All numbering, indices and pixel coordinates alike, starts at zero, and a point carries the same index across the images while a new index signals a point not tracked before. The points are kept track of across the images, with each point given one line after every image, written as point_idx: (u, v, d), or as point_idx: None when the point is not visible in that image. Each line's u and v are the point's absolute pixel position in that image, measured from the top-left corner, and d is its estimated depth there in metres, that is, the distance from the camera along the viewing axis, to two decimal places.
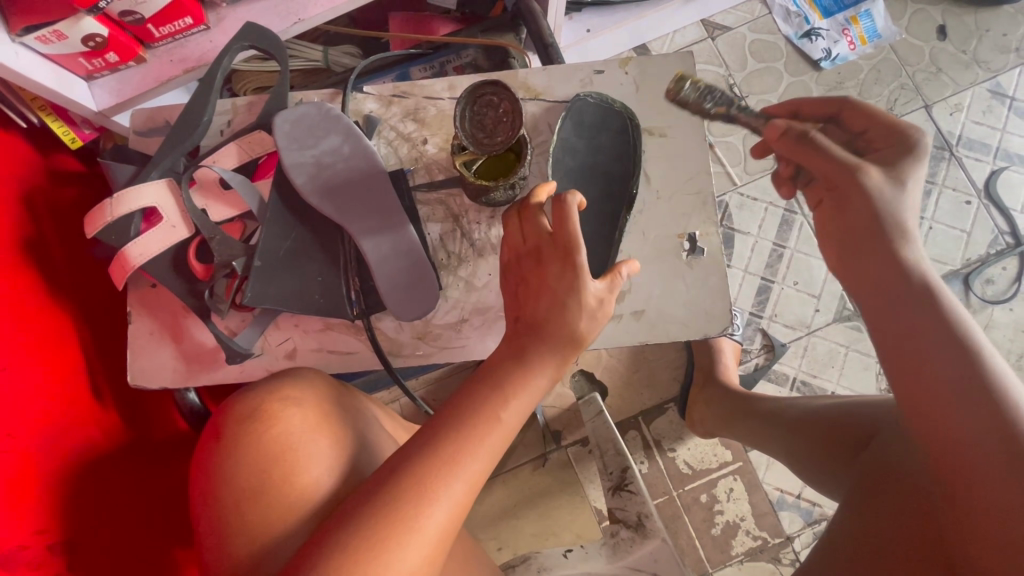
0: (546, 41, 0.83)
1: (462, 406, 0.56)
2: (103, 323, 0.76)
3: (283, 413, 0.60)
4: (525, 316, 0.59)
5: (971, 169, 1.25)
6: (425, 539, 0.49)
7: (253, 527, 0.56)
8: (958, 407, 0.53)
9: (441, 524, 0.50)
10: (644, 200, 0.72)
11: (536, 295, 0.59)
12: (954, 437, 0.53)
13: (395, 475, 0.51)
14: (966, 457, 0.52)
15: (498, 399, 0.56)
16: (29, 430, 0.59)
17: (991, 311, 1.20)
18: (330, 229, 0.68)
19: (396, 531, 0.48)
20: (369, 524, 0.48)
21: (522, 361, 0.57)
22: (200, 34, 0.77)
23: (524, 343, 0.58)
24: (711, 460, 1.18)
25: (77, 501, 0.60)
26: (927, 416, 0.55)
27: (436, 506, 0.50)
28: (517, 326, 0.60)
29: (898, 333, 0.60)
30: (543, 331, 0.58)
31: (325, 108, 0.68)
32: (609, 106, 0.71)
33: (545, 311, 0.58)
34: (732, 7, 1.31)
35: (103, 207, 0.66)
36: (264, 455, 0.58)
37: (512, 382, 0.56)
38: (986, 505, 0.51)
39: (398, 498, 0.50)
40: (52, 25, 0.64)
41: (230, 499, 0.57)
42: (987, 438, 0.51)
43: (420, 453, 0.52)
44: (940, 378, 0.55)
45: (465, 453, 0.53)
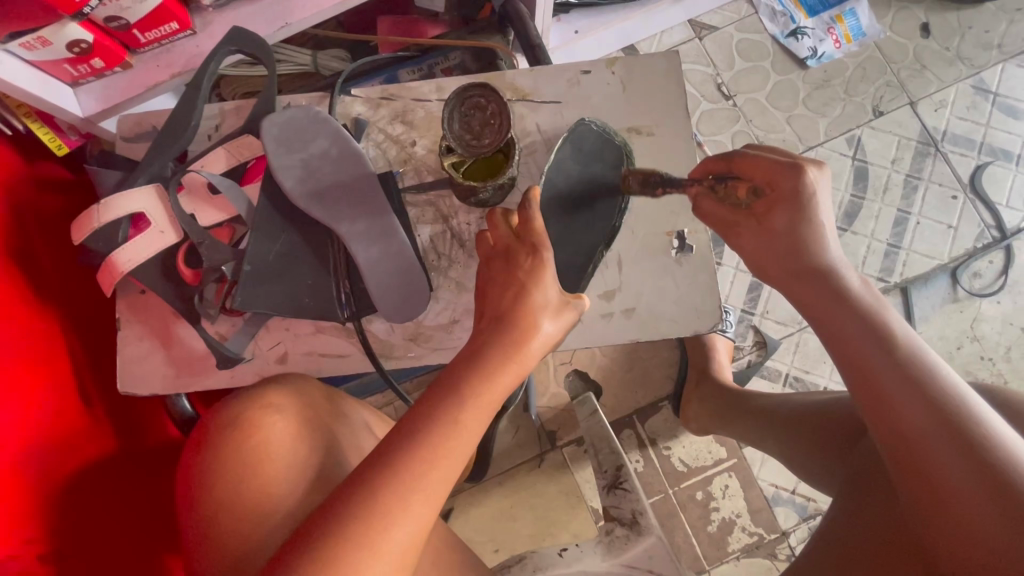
0: (534, 42, 0.83)
1: (424, 418, 0.54)
2: (91, 332, 0.75)
3: (264, 421, 0.61)
4: (489, 311, 0.60)
5: (957, 165, 1.26)
6: (386, 558, 0.49)
7: (232, 537, 0.56)
8: (903, 401, 0.53)
9: (403, 544, 0.50)
10: (633, 199, 0.72)
11: (503, 290, 0.60)
12: (905, 431, 0.52)
13: (366, 480, 0.51)
14: (920, 449, 0.51)
15: (464, 409, 0.55)
16: (15, 439, 0.58)
17: (979, 304, 1.22)
18: (319, 231, 0.68)
19: (356, 552, 0.48)
20: (327, 541, 0.48)
21: (488, 369, 0.56)
22: (187, 39, 0.77)
23: (484, 351, 0.57)
24: (706, 457, 1.19)
25: (68, 509, 0.60)
26: (874, 408, 0.55)
27: (398, 527, 0.50)
28: (482, 322, 0.60)
29: (834, 332, 0.60)
30: (508, 327, 0.58)
31: (312, 111, 0.67)
32: (609, 137, 0.71)
33: (509, 304, 0.59)
34: (719, 7, 1.32)
35: (89, 213, 0.65)
36: (244, 464, 0.58)
37: (479, 393, 0.56)
38: (949, 494, 0.49)
39: (360, 516, 0.49)
40: (36, 31, 0.64)
41: (207, 509, 0.58)
42: (935, 423, 0.51)
43: (383, 468, 0.51)
44: (882, 373, 0.55)
45: (433, 468, 0.52)
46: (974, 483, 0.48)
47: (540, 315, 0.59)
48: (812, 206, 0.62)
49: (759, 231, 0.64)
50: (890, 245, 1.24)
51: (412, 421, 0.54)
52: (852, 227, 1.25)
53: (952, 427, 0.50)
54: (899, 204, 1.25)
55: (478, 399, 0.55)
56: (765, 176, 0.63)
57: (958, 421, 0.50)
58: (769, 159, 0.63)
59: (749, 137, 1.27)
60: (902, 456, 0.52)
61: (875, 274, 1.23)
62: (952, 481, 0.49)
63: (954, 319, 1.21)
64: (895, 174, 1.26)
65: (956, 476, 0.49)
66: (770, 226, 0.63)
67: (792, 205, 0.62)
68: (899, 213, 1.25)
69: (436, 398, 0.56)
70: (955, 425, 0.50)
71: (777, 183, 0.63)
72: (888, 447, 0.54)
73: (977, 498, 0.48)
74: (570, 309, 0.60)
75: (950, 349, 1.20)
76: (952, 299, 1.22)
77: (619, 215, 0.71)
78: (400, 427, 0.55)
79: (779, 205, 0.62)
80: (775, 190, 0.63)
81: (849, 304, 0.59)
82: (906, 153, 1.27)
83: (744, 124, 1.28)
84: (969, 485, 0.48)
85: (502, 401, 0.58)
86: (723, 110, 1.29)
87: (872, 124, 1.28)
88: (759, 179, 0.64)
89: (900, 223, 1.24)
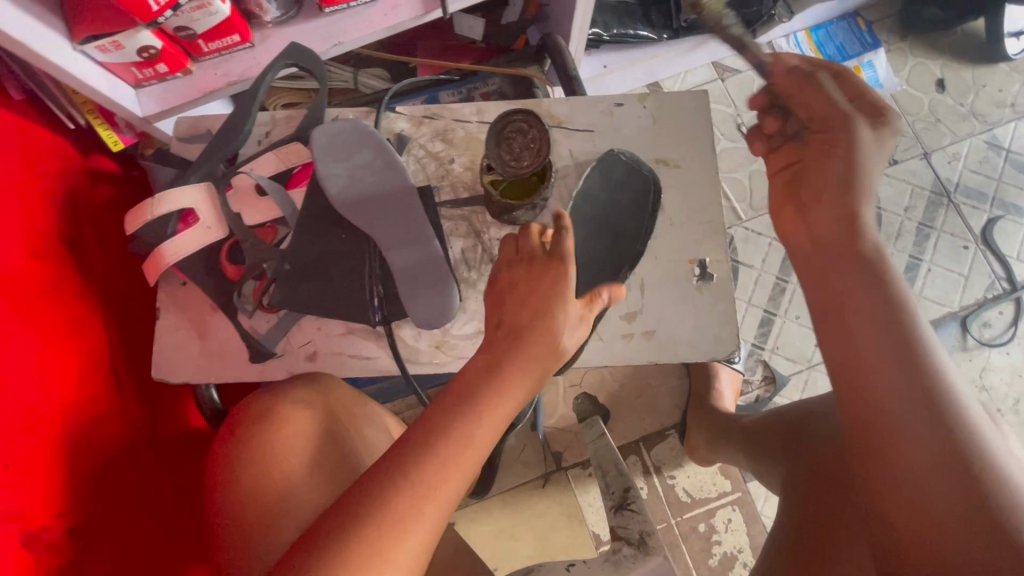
0: (571, 74, 0.86)
1: (441, 423, 0.56)
2: (126, 319, 0.78)
3: (293, 415, 0.63)
4: (507, 321, 0.62)
5: (968, 217, 1.30)
6: (402, 558, 0.50)
7: (251, 527, 0.57)
8: (874, 347, 0.51)
9: (420, 544, 0.51)
10: (658, 227, 0.75)
11: (523, 302, 0.62)
12: (867, 381, 0.50)
13: (387, 481, 0.52)
14: (876, 402, 0.49)
15: (480, 415, 0.56)
16: (56, 416, 0.61)
17: (988, 354, 1.23)
18: (357, 237, 0.71)
19: (376, 551, 0.49)
20: (343, 537, 0.49)
21: (504, 377, 0.58)
22: (245, 51, 0.82)
23: (504, 362, 0.60)
24: (710, 489, 1.19)
25: (101, 487, 0.63)
26: (842, 354, 0.53)
27: (416, 527, 0.51)
28: (499, 330, 0.63)
29: (827, 282, 0.57)
30: (526, 337, 0.60)
31: (359, 125, 0.72)
32: (638, 169, 0.75)
33: (529, 314, 0.61)
34: (742, 52, 1.38)
35: (144, 206, 0.69)
36: (271, 456, 0.60)
37: (495, 399, 0.58)
38: (901, 456, 0.47)
39: (380, 514, 0.50)
40: (112, 36, 0.69)
41: (236, 507, 0.59)
42: (904, 378, 0.49)
43: (400, 470, 0.53)
44: (857, 318, 0.53)
45: (450, 473, 0.53)
46: (931, 447, 0.46)
47: (558, 330, 0.61)
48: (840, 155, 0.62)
49: (805, 163, 0.63)
50: None
51: (432, 427, 0.56)
52: None
53: (921, 387, 0.48)
54: (911, 250, 1.28)
55: (495, 410, 0.57)
56: (822, 113, 0.63)
57: (936, 407, 0.47)
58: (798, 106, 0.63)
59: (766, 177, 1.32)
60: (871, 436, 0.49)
61: None
62: (920, 467, 0.46)
63: (963, 367, 1.23)
64: (908, 221, 1.29)
65: (921, 459, 0.46)
66: (816, 161, 0.62)
67: (841, 143, 0.61)
68: (911, 259, 1.27)
69: (454, 405, 0.57)
70: (923, 383, 0.48)
71: (828, 121, 0.62)
72: (847, 399, 0.52)
73: (942, 486, 0.45)
74: (582, 325, 0.63)
75: None
76: (961, 347, 1.23)
77: (644, 240, 0.74)
78: (417, 432, 0.56)
79: (828, 144, 0.61)
80: (827, 130, 0.62)
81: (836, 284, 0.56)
82: (918, 202, 1.30)
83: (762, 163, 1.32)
84: (925, 454, 0.46)
85: (516, 409, 0.60)
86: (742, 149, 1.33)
87: (886, 172, 1.32)
88: (811, 114, 0.64)
89: (911, 269, 1.27)
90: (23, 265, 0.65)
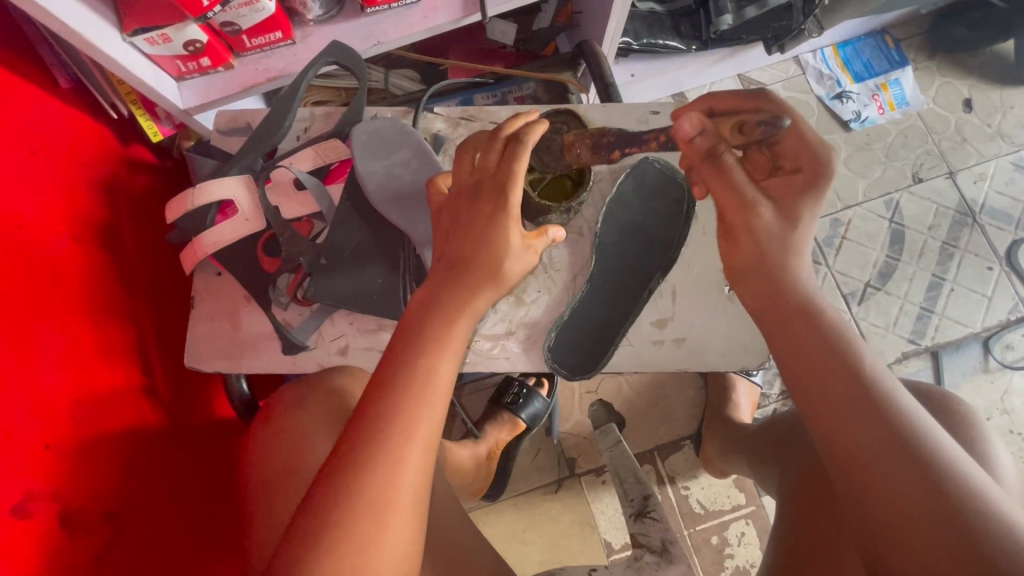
0: (607, 81, 0.87)
1: (397, 371, 0.52)
2: (160, 307, 0.78)
3: (309, 399, 0.66)
4: (447, 254, 0.57)
5: (993, 237, 1.29)
6: (398, 509, 0.48)
7: (283, 510, 0.60)
8: (822, 364, 0.53)
9: (411, 492, 0.49)
10: (690, 236, 0.75)
11: (465, 234, 0.56)
12: (824, 394, 0.52)
13: (354, 441, 0.49)
14: (838, 411, 0.51)
15: (438, 358, 0.53)
16: (93, 399, 0.62)
17: (1010, 377, 1.22)
18: (393, 234, 0.72)
19: (365, 510, 0.47)
20: (327, 505, 0.47)
21: (457, 315, 0.54)
22: (286, 48, 0.84)
23: (439, 299, 0.55)
24: (724, 502, 1.18)
25: (135, 469, 0.63)
26: (797, 372, 0.55)
27: (403, 475, 0.49)
28: (439, 266, 0.57)
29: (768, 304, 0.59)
30: (466, 269, 0.55)
31: (399, 124, 0.73)
32: (673, 176, 0.75)
33: (466, 248, 0.56)
34: (768, 65, 1.38)
35: (185, 195, 0.70)
36: (293, 440, 0.64)
37: (445, 340, 0.54)
38: (863, 461, 0.49)
39: (356, 473, 0.48)
40: (161, 28, 0.70)
41: (264, 484, 0.63)
42: (854, 388, 0.51)
43: (372, 423, 0.50)
44: (804, 334, 0.56)
45: (420, 417, 0.50)
46: (890, 451, 0.48)
47: (502, 261, 0.55)
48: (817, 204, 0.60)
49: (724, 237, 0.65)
50: (923, 309, 1.25)
51: (389, 378, 0.52)
52: (885, 286, 1.27)
53: (865, 393, 0.50)
54: (934, 269, 1.27)
55: (452, 350, 0.54)
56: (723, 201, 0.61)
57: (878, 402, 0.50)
58: (726, 182, 0.59)
59: None
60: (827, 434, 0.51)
61: (906, 335, 1.24)
62: (878, 465, 0.48)
63: (984, 389, 1.21)
64: (931, 240, 1.29)
65: (878, 455, 0.48)
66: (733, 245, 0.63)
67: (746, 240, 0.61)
68: (933, 278, 1.27)
69: (408, 352, 0.53)
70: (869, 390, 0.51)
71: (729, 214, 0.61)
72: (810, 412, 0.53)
73: (901, 481, 0.47)
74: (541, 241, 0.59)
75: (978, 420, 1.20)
76: (983, 369, 1.22)
77: (676, 248, 0.74)
78: (373, 384, 0.52)
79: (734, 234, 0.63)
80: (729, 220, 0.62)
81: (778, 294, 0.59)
82: (942, 221, 1.29)
83: None
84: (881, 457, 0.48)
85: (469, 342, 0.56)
86: None
87: (910, 190, 1.31)
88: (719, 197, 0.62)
89: (933, 288, 1.26)
90: (66, 250, 0.66)
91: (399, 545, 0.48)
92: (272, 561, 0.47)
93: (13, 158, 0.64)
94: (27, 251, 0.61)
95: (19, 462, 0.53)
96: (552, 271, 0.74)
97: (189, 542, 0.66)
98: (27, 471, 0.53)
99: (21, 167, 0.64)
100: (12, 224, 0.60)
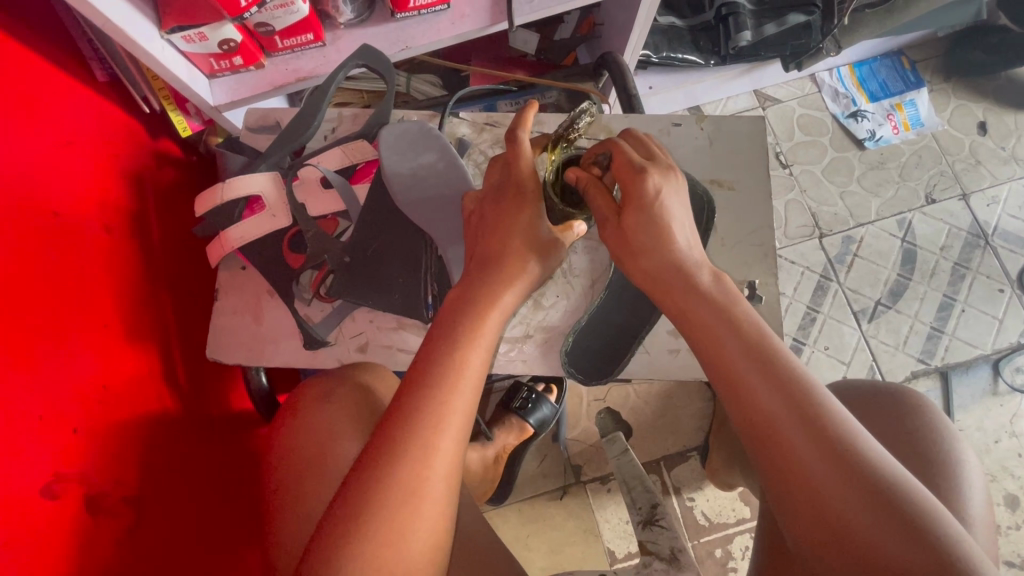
0: (630, 91, 0.88)
1: (428, 362, 0.55)
2: (183, 299, 0.80)
3: (333, 390, 0.68)
4: (479, 254, 0.62)
5: (1005, 260, 1.29)
6: (432, 493, 0.50)
7: (311, 497, 0.62)
8: (753, 380, 0.51)
9: (444, 476, 0.51)
10: (709, 246, 0.76)
11: (493, 232, 0.62)
12: (758, 409, 0.50)
13: (389, 428, 0.51)
14: (774, 426, 0.49)
15: (468, 350, 0.56)
16: (118, 385, 0.63)
17: (1020, 400, 1.21)
18: (417, 235, 0.73)
19: (400, 493, 0.49)
20: (363, 487, 0.49)
21: (488, 313, 0.58)
22: (316, 50, 0.86)
23: (473, 296, 0.59)
24: (729, 515, 1.18)
25: (159, 456, 0.64)
26: (729, 391, 0.52)
27: (436, 465, 0.50)
28: (471, 265, 0.62)
29: (694, 321, 0.57)
30: (494, 268, 0.60)
31: (426, 127, 0.74)
32: (694, 187, 0.75)
33: (495, 249, 0.61)
34: (784, 82, 1.40)
35: (215, 190, 0.72)
36: (320, 431, 0.65)
37: (476, 334, 0.57)
38: (807, 478, 0.47)
39: (392, 457, 0.50)
40: (199, 27, 0.72)
41: (293, 473, 0.64)
42: (787, 402, 0.49)
43: (406, 414, 0.52)
44: (728, 347, 0.54)
45: (452, 406, 0.53)
46: (829, 463, 0.47)
47: (526, 257, 0.61)
48: (661, 211, 0.60)
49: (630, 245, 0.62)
50: (934, 328, 1.25)
51: (422, 368, 0.55)
52: (895, 305, 1.27)
53: (799, 405, 0.49)
54: (945, 289, 1.27)
55: (481, 344, 0.56)
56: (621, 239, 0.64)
57: (815, 417, 0.49)
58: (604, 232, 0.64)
59: (802, 207, 1.33)
60: (765, 455, 0.49)
61: (916, 354, 1.24)
62: (824, 490, 0.46)
63: (994, 411, 1.21)
64: (943, 261, 1.29)
65: (820, 468, 0.47)
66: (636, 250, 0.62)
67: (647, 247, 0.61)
68: (944, 298, 1.27)
69: (439, 344, 0.56)
70: (800, 402, 0.49)
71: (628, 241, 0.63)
72: (746, 431, 0.51)
73: (848, 502, 0.45)
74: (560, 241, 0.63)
75: (987, 442, 1.20)
76: (992, 391, 1.22)
77: None
78: (407, 375, 0.55)
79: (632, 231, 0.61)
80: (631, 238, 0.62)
81: (703, 298, 0.57)
82: (955, 242, 1.30)
83: (798, 193, 1.34)
84: (823, 469, 0.47)
85: (498, 336, 0.59)
86: (780, 177, 1.35)
87: (923, 210, 1.32)
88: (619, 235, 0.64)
89: (944, 308, 1.26)
90: (99, 240, 0.68)
91: (432, 532, 0.50)
92: (310, 542, 0.48)
93: (52, 148, 0.65)
94: (62, 239, 0.63)
95: (48, 443, 0.54)
96: (571, 277, 0.75)
97: (207, 531, 0.67)
98: (56, 453, 0.54)
99: (59, 157, 0.66)
100: (50, 213, 0.62)
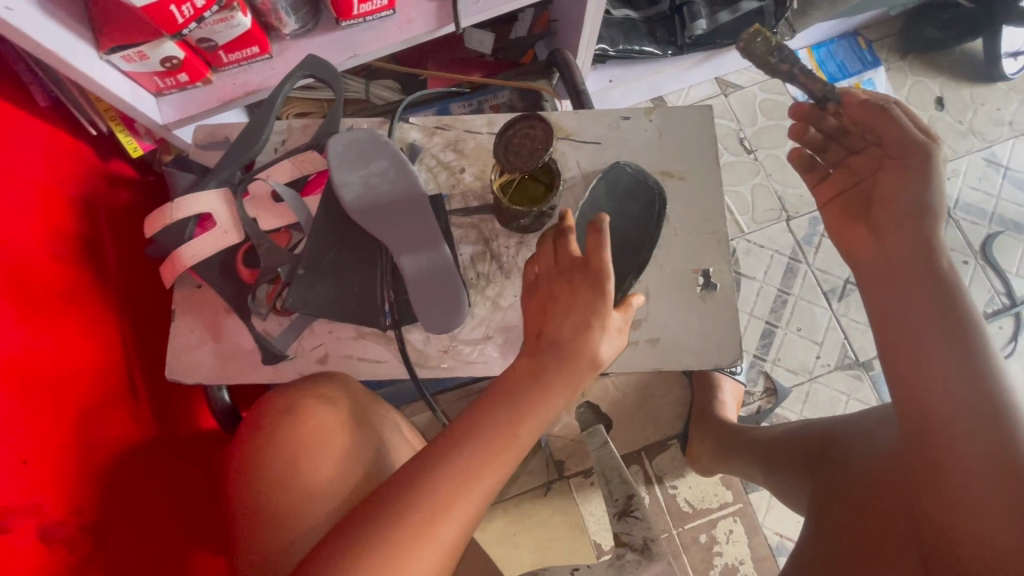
0: (580, 88, 0.89)
1: (470, 426, 0.56)
2: (142, 320, 0.79)
3: (316, 409, 0.67)
4: (543, 331, 0.60)
5: (968, 232, 1.31)
6: (427, 555, 0.51)
7: (283, 520, 0.62)
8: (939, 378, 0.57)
9: (448, 542, 0.52)
10: (663, 236, 0.76)
11: (566, 313, 0.59)
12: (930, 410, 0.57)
13: (410, 486, 0.52)
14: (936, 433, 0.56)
15: (515, 422, 0.56)
16: (77, 413, 0.63)
17: None
18: (371, 243, 0.73)
19: (399, 548, 0.50)
20: (371, 537, 0.50)
21: (550, 396, 0.57)
22: (263, 62, 0.85)
23: (544, 371, 0.58)
24: (713, 500, 1.19)
25: (120, 482, 0.64)
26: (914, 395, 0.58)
27: (443, 529, 0.51)
28: (535, 341, 0.60)
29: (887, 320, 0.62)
30: (560, 344, 0.58)
31: (374, 135, 0.74)
32: (643, 178, 0.77)
33: (570, 332, 0.58)
34: (745, 68, 1.41)
35: (163, 210, 0.71)
36: (299, 445, 0.65)
37: (530, 406, 0.57)
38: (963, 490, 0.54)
39: (408, 514, 0.51)
40: (138, 46, 0.71)
41: (264, 492, 0.63)
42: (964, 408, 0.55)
43: (432, 476, 0.53)
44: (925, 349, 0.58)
45: (472, 475, 0.53)
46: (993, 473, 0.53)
47: (598, 344, 0.59)
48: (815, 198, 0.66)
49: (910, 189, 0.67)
50: None
51: (463, 427, 0.56)
52: None
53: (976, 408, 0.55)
54: None
55: (524, 426, 0.56)
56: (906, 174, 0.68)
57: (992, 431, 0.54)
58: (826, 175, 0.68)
59: (768, 191, 1.34)
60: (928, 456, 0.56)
61: None
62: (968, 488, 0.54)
63: None
64: None
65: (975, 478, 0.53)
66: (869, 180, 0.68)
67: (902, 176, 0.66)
68: None
69: (482, 412, 0.57)
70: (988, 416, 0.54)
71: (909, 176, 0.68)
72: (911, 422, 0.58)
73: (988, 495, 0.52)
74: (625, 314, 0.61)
75: None
76: None
77: (648, 249, 0.75)
78: (438, 437, 0.56)
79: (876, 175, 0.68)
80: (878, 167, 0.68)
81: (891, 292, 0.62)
82: None
83: (764, 178, 1.35)
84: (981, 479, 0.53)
85: (551, 416, 0.59)
86: (745, 163, 1.36)
87: None
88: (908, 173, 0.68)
89: None
90: (48, 267, 0.67)
91: None
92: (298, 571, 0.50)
93: None
94: (8, 268, 0.62)
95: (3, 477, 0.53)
96: None
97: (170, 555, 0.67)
98: (10, 487, 0.54)
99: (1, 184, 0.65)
100: None
